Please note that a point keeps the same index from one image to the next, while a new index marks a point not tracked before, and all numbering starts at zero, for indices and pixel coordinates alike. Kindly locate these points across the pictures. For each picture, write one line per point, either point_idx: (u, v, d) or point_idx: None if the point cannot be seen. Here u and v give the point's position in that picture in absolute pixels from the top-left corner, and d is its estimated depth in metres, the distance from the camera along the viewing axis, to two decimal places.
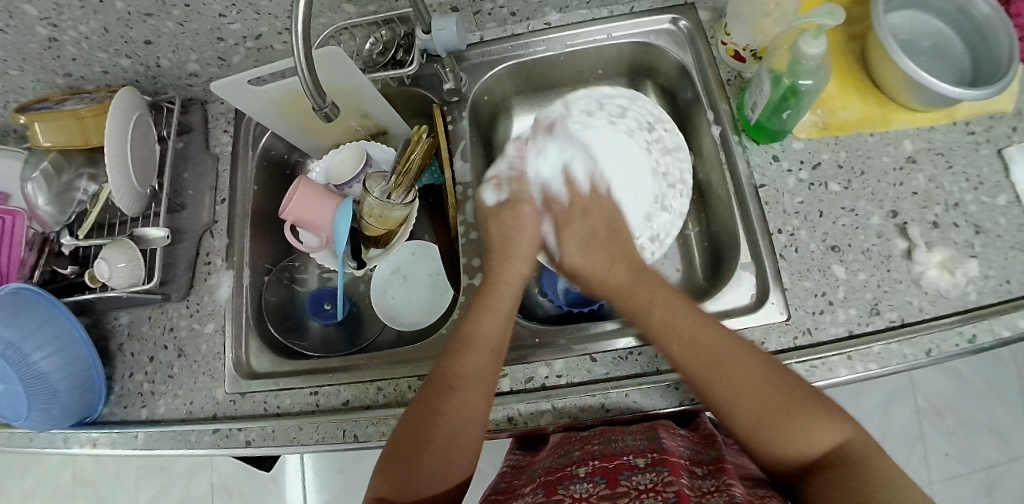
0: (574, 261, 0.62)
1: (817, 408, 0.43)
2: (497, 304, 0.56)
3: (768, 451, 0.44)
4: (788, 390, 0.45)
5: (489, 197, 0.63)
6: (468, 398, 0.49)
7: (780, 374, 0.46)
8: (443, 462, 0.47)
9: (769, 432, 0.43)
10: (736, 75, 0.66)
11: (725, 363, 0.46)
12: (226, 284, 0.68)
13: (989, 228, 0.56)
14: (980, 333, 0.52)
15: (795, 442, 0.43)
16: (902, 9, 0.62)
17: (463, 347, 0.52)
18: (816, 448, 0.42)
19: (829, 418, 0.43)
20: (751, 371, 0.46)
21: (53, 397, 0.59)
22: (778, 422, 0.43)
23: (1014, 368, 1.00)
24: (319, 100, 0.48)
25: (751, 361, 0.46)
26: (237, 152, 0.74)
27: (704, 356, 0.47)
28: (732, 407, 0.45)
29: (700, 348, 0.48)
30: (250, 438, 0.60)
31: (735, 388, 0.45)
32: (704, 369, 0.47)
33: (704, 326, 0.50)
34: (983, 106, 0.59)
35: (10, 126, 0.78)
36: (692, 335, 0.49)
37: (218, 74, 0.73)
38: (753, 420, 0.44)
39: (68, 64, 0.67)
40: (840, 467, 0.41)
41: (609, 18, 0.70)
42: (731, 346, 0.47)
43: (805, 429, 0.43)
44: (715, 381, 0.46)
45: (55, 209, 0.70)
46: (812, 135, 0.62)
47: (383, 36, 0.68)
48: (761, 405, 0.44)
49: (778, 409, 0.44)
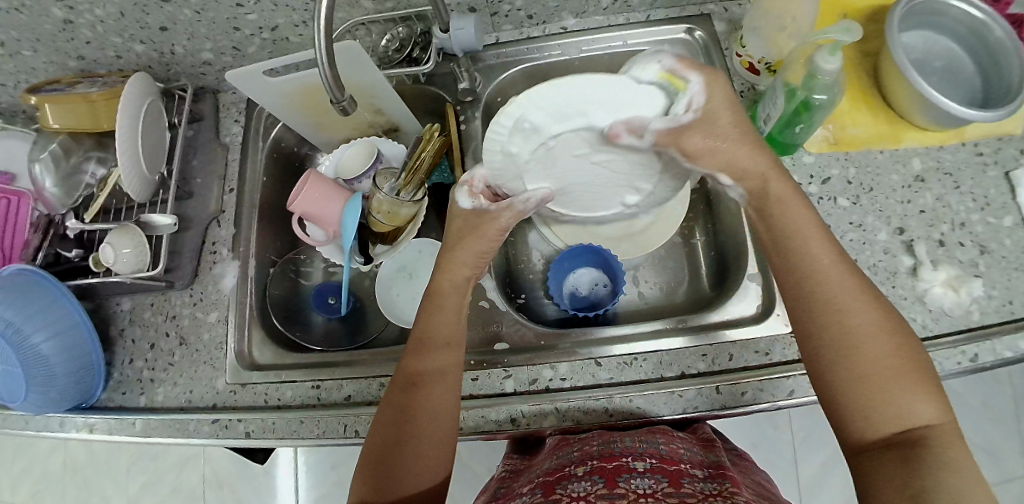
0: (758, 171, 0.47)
1: (921, 380, 0.40)
2: (445, 299, 0.54)
3: (860, 420, 0.40)
4: (909, 358, 0.40)
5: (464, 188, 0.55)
6: (430, 396, 0.48)
7: (908, 339, 0.41)
8: (417, 463, 0.46)
9: (864, 397, 0.40)
10: (749, 87, 0.67)
11: (848, 313, 0.42)
12: (231, 274, 0.68)
13: (993, 248, 0.56)
14: (981, 353, 0.52)
15: (895, 413, 0.39)
16: (915, 28, 0.62)
17: (420, 347, 0.51)
18: (909, 425, 0.39)
19: (931, 398, 0.39)
20: (877, 326, 0.41)
21: (51, 380, 0.59)
22: (880, 386, 0.40)
23: (1010, 391, 1.01)
24: (339, 94, 0.49)
25: (880, 313, 0.42)
26: (247, 142, 0.74)
27: (830, 295, 0.43)
28: (854, 357, 0.41)
29: (829, 288, 0.43)
30: (249, 430, 0.59)
31: (847, 332, 0.41)
32: (812, 301, 0.43)
33: (835, 255, 0.44)
34: (992, 127, 0.60)
35: (19, 107, 0.78)
36: (821, 269, 0.44)
37: (232, 64, 0.73)
38: (853, 374, 0.41)
39: (82, 47, 0.67)
40: (912, 448, 0.38)
41: (624, 25, 0.70)
42: (858, 292, 0.43)
43: (908, 403, 0.39)
44: (839, 326, 0.42)
45: (61, 192, 0.69)
46: (822, 149, 0.62)
47: (400, 32, 0.68)
48: (872, 364, 0.40)
49: (884, 373, 0.40)
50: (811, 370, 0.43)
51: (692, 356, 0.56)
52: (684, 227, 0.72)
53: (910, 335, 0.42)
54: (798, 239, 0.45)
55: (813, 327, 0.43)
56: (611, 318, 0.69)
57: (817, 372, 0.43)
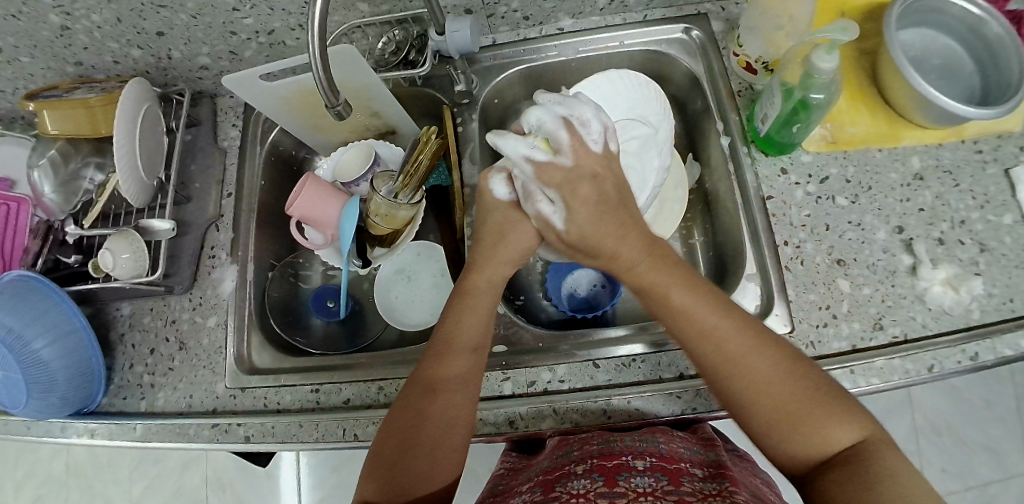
0: (582, 222, 0.48)
1: (828, 404, 0.41)
2: (478, 302, 0.54)
3: (784, 450, 0.41)
4: (812, 390, 0.42)
5: (497, 186, 0.54)
6: (449, 399, 0.48)
7: (806, 369, 0.43)
8: (430, 465, 0.46)
9: (784, 437, 0.41)
10: (747, 87, 0.67)
11: (742, 367, 0.43)
12: (230, 279, 0.68)
13: (993, 246, 0.56)
14: (982, 352, 0.52)
15: (812, 442, 0.40)
16: (913, 26, 0.62)
17: (444, 349, 0.51)
18: (833, 446, 0.40)
19: (846, 420, 0.40)
20: (768, 371, 0.42)
21: (52, 386, 0.59)
22: (793, 424, 0.41)
23: (1012, 388, 1.00)
24: (333, 98, 0.48)
25: (768, 358, 0.43)
26: (245, 146, 0.74)
27: (716, 351, 0.44)
28: (753, 406, 0.42)
29: (715, 340, 0.44)
30: (249, 434, 0.60)
31: (747, 385, 0.42)
32: (710, 363, 0.44)
33: (716, 309, 0.45)
34: (991, 125, 0.60)
35: (18, 113, 0.78)
36: (707, 328, 0.45)
37: (229, 68, 0.73)
38: (767, 422, 0.42)
39: (79, 53, 0.67)
40: (851, 465, 0.39)
41: (621, 26, 0.70)
42: (742, 342, 0.44)
43: (822, 432, 0.40)
44: (730, 384, 0.43)
45: (60, 198, 0.70)
46: (820, 148, 0.62)
47: (396, 35, 0.68)
48: (777, 406, 0.41)
49: (795, 412, 0.41)
50: (736, 423, 0.44)
51: None
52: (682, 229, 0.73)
53: (807, 368, 0.43)
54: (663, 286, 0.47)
55: (721, 390, 0.44)
56: (610, 318, 0.69)
57: (742, 423, 0.44)
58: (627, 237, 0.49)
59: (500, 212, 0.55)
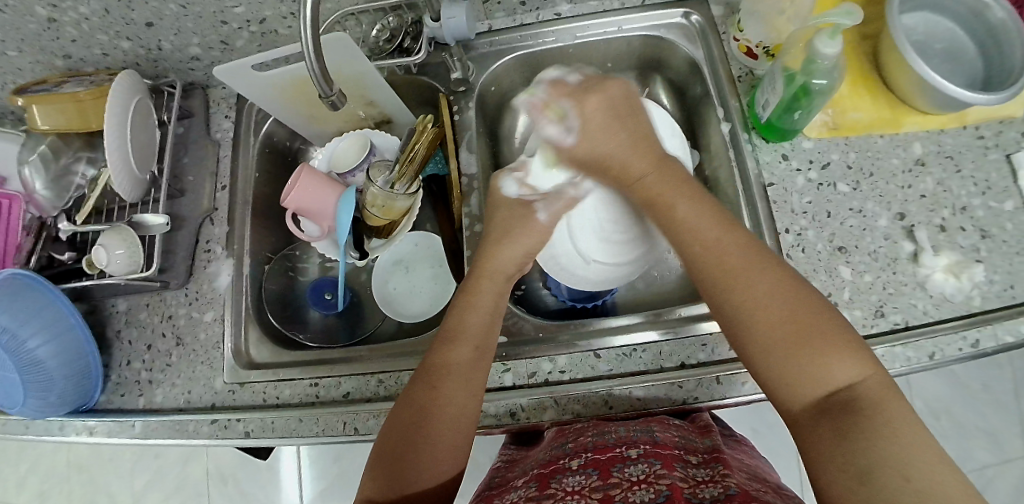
0: (587, 150, 0.58)
1: (831, 335, 0.41)
2: (481, 298, 0.54)
3: (784, 382, 0.41)
4: (815, 317, 0.42)
5: (510, 189, 0.60)
6: (454, 394, 0.48)
7: (804, 296, 0.43)
8: (433, 460, 0.46)
9: (781, 361, 0.41)
10: (747, 72, 0.65)
11: (744, 278, 0.45)
12: (227, 273, 0.68)
13: (995, 233, 0.56)
14: (983, 339, 0.52)
15: (811, 370, 0.40)
16: (916, 10, 0.61)
17: (453, 336, 0.51)
18: (831, 382, 0.40)
19: (845, 353, 0.40)
20: (773, 286, 0.44)
21: (49, 385, 0.58)
22: (788, 354, 0.41)
23: (1009, 373, 1.01)
24: (327, 88, 0.48)
25: (776, 275, 0.45)
26: (238, 137, 0.73)
27: (721, 261, 0.46)
28: (757, 319, 0.43)
29: (720, 255, 0.47)
30: (249, 429, 0.59)
31: (745, 300, 0.44)
32: (716, 281, 0.46)
33: (729, 234, 0.48)
34: (993, 111, 0.59)
35: (6, 108, 0.77)
36: (724, 247, 0.47)
37: (220, 58, 0.71)
38: (764, 346, 0.42)
39: (67, 46, 0.66)
40: (847, 410, 0.38)
41: (619, 10, 0.69)
42: (753, 261, 0.46)
43: (821, 360, 0.40)
44: (739, 297, 0.44)
45: (53, 194, 0.69)
46: (821, 134, 0.61)
47: (391, 22, 0.67)
48: (769, 330, 0.42)
49: (796, 335, 0.41)
50: (737, 349, 0.45)
51: (692, 346, 0.56)
52: None
53: (822, 305, 0.43)
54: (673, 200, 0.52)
55: (721, 313, 0.46)
56: (610, 307, 0.69)
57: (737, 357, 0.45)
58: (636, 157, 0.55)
59: (507, 208, 0.59)
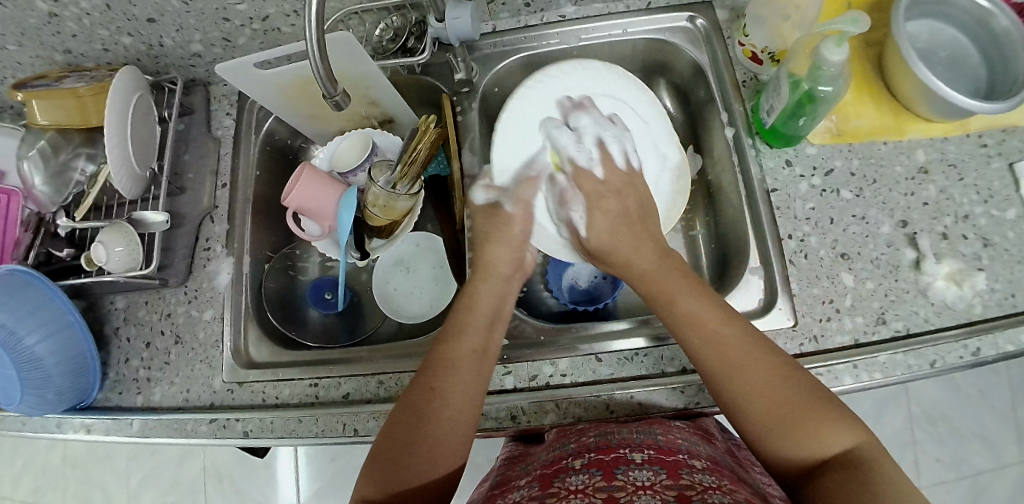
0: (601, 241, 0.56)
1: (825, 411, 0.42)
2: (480, 297, 0.55)
3: (782, 454, 0.42)
4: (807, 398, 0.43)
5: (479, 197, 0.62)
6: (454, 393, 0.48)
7: (796, 378, 0.44)
8: (430, 462, 0.46)
9: (781, 437, 0.42)
10: (752, 77, 0.65)
11: (742, 360, 0.45)
12: (226, 271, 0.67)
13: (996, 241, 0.56)
14: (984, 347, 0.52)
15: (807, 445, 0.42)
16: (921, 17, 0.61)
17: (457, 330, 0.52)
18: (826, 450, 0.41)
19: (840, 421, 0.42)
20: (769, 377, 0.44)
21: (47, 382, 0.58)
22: (787, 430, 0.42)
23: (1006, 380, 1.01)
24: (331, 89, 0.47)
25: (770, 363, 0.45)
26: (239, 135, 0.72)
27: (717, 347, 0.46)
28: (757, 408, 0.43)
29: (719, 345, 0.46)
30: (248, 429, 0.59)
31: (747, 390, 0.44)
32: (717, 366, 0.46)
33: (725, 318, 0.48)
34: (997, 119, 0.59)
35: (5, 103, 0.76)
36: (720, 339, 0.46)
37: (222, 55, 0.71)
38: (764, 425, 0.43)
39: (68, 41, 0.65)
40: (850, 468, 0.39)
41: (624, 13, 0.68)
42: (748, 346, 0.46)
43: (817, 433, 0.42)
44: (740, 388, 0.44)
45: (51, 190, 0.68)
46: (825, 141, 0.61)
47: (395, 22, 0.67)
48: (770, 411, 0.43)
49: (794, 417, 0.42)
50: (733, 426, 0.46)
51: None
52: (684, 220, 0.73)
53: (809, 381, 0.45)
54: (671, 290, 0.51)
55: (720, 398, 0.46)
56: (611, 310, 0.69)
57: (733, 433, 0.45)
58: (649, 259, 0.54)
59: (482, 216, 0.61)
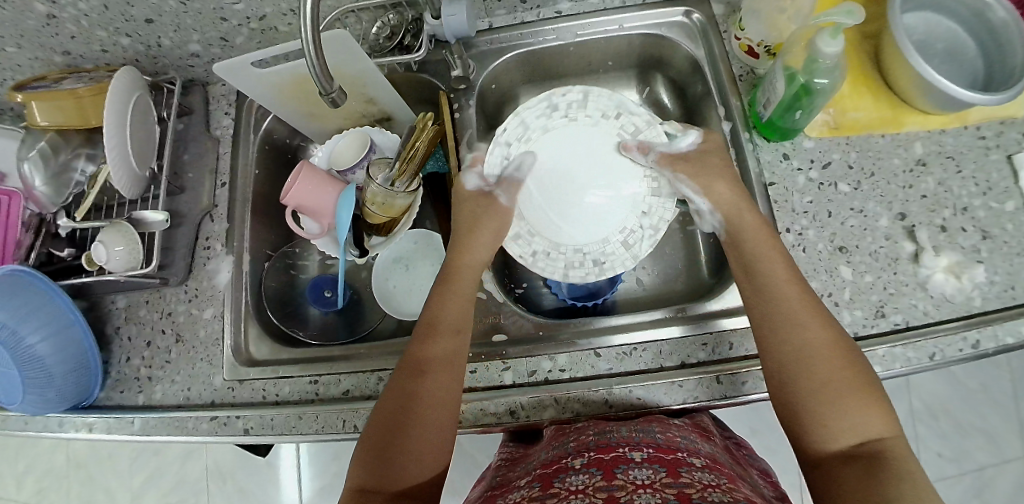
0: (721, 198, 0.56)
1: (871, 398, 0.44)
2: (462, 287, 0.56)
3: (813, 429, 0.44)
4: (859, 378, 0.45)
5: (469, 181, 0.62)
6: (438, 381, 0.49)
7: (856, 358, 0.46)
8: (421, 453, 0.47)
9: (825, 407, 0.44)
10: (748, 71, 0.65)
11: (805, 327, 0.47)
12: (226, 269, 0.68)
13: (996, 233, 0.55)
14: (983, 340, 0.52)
15: (846, 423, 0.43)
16: (916, 9, 0.61)
17: (434, 323, 0.53)
18: (857, 436, 0.43)
19: (881, 412, 0.43)
20: (828, 344, 0.46)
21: (48, 381, 0.58)
22: (833, 403, 0.44)
23: (1008, 374, 1.01)
24: (328, 85, 0.48)
25: (832, 335, 0.46)
26: (238, 134, 0.73)
27: (778, 305, 0.48)
28: (811, 374, 0.45)
29: (784, 303, 0.48)
30: (248, 426, 0.59)
31: (804, 355, 0.46)
32: (775, 325, 0.48)
33: (800, 283, 0.49)
34: (994, 110, 0.59)
35: (6, 105, 0.77)
36: (790, 298, 0.48)
37: (220, 55, 0.71)
38: (809, 394, 0.45)
39: (67, 42, 0.66)
40: (872, 461, 0.41)
41: (620, 8, 0.68)
42: (815, 316, 0.47)
43: (859, 417, 0.43)
44: (796, 350, 0.46)
45: (52, 190, 0.69)
46: (822, 134, 0.61)
47: (391, 19, 0.67)
48: (824, 382, 0.44)
49: (842, 391, 0.44)
50: (775, 392, 0.47)
51: (692, 345, 0.56)
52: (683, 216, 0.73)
53: (864, 365, 0.46)
54: (755, 244, 0.52)
55: (769, 359, 0.47)
56: (610, 306, 0.69)
57: (773, 392, 0.47)
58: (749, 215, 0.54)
59: (470, 201, 0.61)
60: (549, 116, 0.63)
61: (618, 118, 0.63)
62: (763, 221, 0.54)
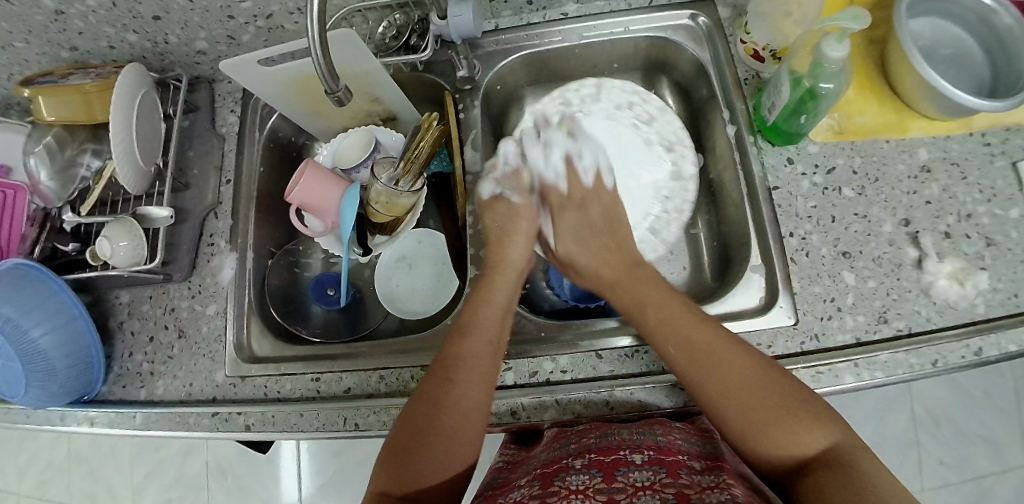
0: (569, 249, 0.62)
1: (803, 409, 0.44)
2: (495, 294, 0.56)
3: (762, 447, 0.44)
4: (783, 393, 0.45)
5: (486, 190, 0.62)
6: (469, 384, 0.49)
7: (773, 372, 0.46)
8: (445, 455, 0.47)
9: (766, 431, 0.43)
10: (753, 74, 0.65)
11: (714, 356, 0.47)
12: (230, 266, 0.68)
13: (999, 240, 0.55)
14: (986, 347, 0.52)
15: (786, 440, 0.43)
16: (922, 15, 0.61)
17: (468, 326, 0.53)
18: (804, 449, 0.42)
19: (817, 420, 0.43)
20: (738, 366, 0.46)
21: (50, 375, 0.58)
22: (769, 424, 0.43)
23: (1010, 381, 1.00)
24: (334, 84, 0.48)
25: (742, 357, 0.47)
26: (243, 132, 0.73)
27: (687, 341, 0.49)
28: (728, 401, 0.45)
29: (688, 340, 0.49)
30: (250, 423, 0.60)
31: (716, 383, 0.46)
32: (688, 363, 0.48)
33: (705, 323, 0.50)
34: (998, 117, 0.59)
35: (14, 99, 0.77)
36: (693, 329, 0.49)
37: (226, 52, 0.71)
38: (750, 421, 0.44)
39: (74, 38, 0.66)
40: (833, 468, 0.40)
41: (626, 11, 0.68)
42: (722, 343, 0.48)
43: (799, 431, 0.43)
44: (703, 382, 0.46)
45: (57, 185, 0.69)
46: (827, 138, 0.61)
47: (397, 19, 0.67)
48: (748, 403, 0.45)
49: (772, 409, 0.44)
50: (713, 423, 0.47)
51: None
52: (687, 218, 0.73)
53: (784, 375, 0.46)
54: (642, 293, 0.55)
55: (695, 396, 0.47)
56: None
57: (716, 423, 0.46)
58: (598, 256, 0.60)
59: (491, 210, 0.61)
60: (549, 120, 0.65)
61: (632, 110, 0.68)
62: (657, 276, 0.57)
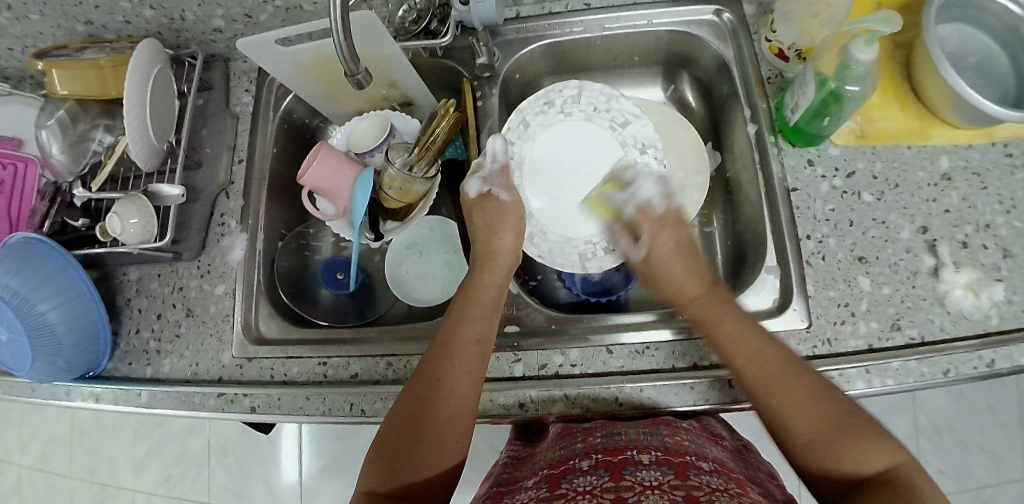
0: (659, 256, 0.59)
1: (870, 433, 0.43)
2: (485, 291, 0.56)
3: (826, 467, 0.43)
4: (849, 417, 0.44)
5: (470, 189, 0.63)
6: (457, 384, 0.49)
7: (837, 399, 0.45)
8: (435, 451, 0.47)
9: (828, 455, 0.43)
10: (776, 73, 0.65)
11: (787, 384, 0.46)
12: (239, 247, 0.67)
13: (1017, 253, 0.55)
14: (998, 359, 0.51)
15: (852, 462, 0.42)
16: (951, 21, 0.60)
17: (457, 323, 0.53)
18: (868, 471, 0.42)
19: (883, 444, 0.42)
20: (808, 394, 0.45)
21: (56, 349, 0.58)
22: (839, 447, 0.43)
23: (1016, 395, 1.00)
24: (352, 66, 0.47)
25: (810, 385, 0.46)
26: (257, 112, 0.72)
27: (758, 363, 0.48)
28: (796, 424, 0.45)
29: (760, 363, 0.48)
30: (255, 404, 0.59)
31: (789, 412, 0.45)
32: (757, 390, 0.47)
33: (770, 345, 0.49)
34: (1022, 128, 0.58)
35: (27, 72, 0.77)
36: (763, 354, 0.48)
37: (243, 31, 0.71)
38: (812, 443, 0.44)
39: (90, 11, 0.66)
40: (893, 490, 0.40)
41: (650, 4, 0.67)
42: (794, 369, 0.47)
43: (863, 453, 0.42)
44: (781, 408, 0.46)
45: (68, 159, 0.69)
46: (848, 142, 0.60)
47: (417, 4, 0.66)
48: (816, 428, 0.44)
49: (839, 434, 0.43)
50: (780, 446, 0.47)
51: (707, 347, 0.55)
52: (700, 216, 0.72)
53: (848, 400, 0.45)
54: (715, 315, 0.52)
55: (763, 414, 0.47)
56: (622, 303, 0.69)
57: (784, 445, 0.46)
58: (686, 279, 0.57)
59: (479, 212, 0.62)
60: (545, 112, 0.65)
61: (608, 113, 0.65)
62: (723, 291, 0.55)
